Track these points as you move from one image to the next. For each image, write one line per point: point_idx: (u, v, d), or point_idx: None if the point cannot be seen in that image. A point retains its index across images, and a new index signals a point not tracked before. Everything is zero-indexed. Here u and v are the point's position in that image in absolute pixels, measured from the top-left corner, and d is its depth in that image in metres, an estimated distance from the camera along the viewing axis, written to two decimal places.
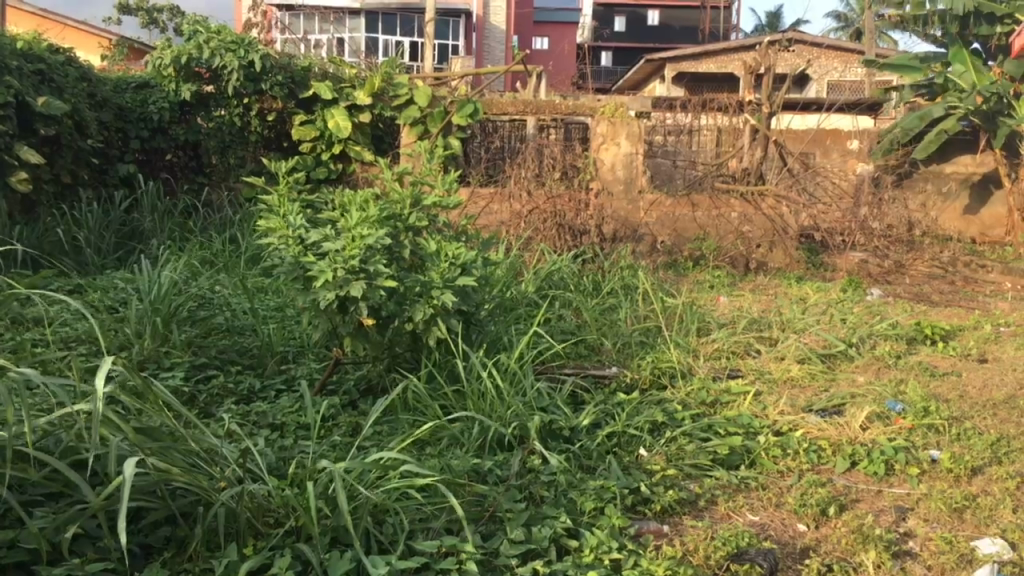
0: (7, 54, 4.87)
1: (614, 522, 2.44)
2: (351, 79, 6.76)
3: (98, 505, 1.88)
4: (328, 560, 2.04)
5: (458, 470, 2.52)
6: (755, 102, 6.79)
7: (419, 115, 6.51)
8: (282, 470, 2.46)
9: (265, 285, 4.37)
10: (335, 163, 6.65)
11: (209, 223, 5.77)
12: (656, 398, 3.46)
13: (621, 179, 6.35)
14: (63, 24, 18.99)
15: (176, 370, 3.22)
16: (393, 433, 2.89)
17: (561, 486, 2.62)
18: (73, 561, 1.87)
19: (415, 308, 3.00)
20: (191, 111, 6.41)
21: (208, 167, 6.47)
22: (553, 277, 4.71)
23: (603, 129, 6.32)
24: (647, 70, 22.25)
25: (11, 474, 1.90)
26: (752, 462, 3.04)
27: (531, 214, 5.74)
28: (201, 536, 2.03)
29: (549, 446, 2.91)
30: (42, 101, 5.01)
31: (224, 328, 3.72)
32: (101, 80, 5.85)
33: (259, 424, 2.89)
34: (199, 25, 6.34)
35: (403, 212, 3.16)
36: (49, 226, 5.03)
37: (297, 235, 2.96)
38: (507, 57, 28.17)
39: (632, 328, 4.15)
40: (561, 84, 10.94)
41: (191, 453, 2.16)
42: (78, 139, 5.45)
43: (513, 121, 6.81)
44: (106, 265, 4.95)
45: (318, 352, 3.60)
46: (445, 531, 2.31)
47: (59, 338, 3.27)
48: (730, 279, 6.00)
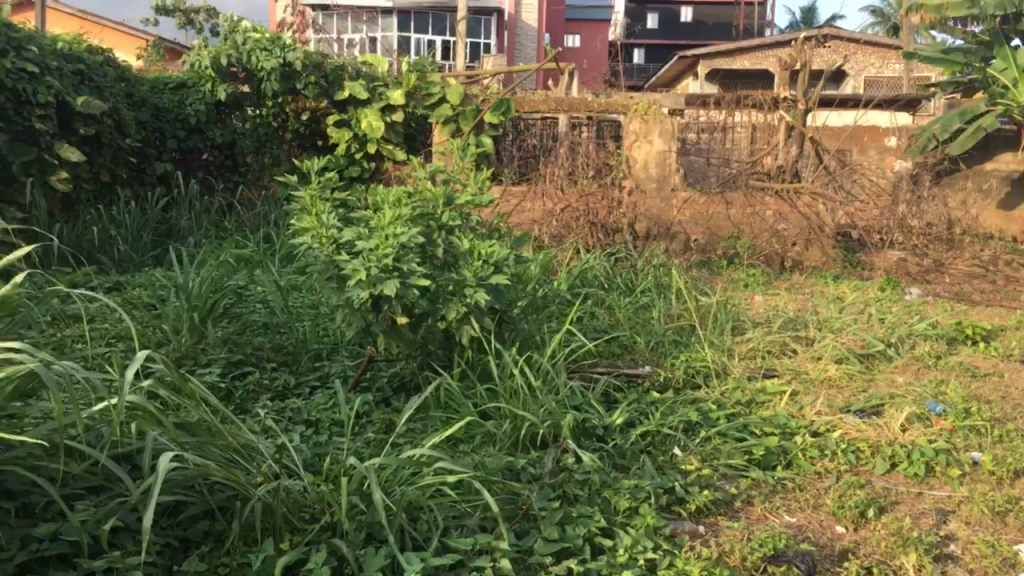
0: (46, 54, 4.96)
1: (649, 522, 2.41)
2: (383, 78, 6.70)
3: (136, 497, 1.91)
4: (363, 556, 2.05)
5: (491, 468, 2.52)
6: (791, 99, 6.64)
7: (451, 114, 6.53)
8: (317, 466, 2.47)
9: (299, 282, 4.41)
10: (369, 161, 6.71)
11: (243, 222, 5.82)
12: (690, 398, 3.41)
13: (654, 177, 6.33)
14: (101, 26, 19.40)
15: (212, 367, 3.25)
16: (426, 430, 2.88)
17: (595, 486, 2.59)
18: (113, 554, 1.90)
19: (448, 307, 3.02)
20: (227, 111, 6.46)
21: (242, 166, 6.53)
22: (585, 275, 4.75)
23: (635, 126, 6.29)
24: (679, 68, 22.14)
25: (53, 468, 1.95)
26: (788, 463, 3.00)
27: (563, 211, 5.79)
28: (238, 530, 2.05)
29: (582, 444, 2.90)
30: (82, 100, 5.08)
31: (260, 326, 3.75)
32: (139, 80, 5.93)
33: (294, 421, 2.91)
34: (234, 25, 6.43)
35: (436, 212, 3.14)
36: (87, 224, 5.11)
37: (330, 233, 3.02)
38: (539, 56, 28.28)
39: (666, 327, 4.11)
40: (593, 84, 10.91)
41: (228, 449, 2.19)
42: (117, 138, 5.52)
43: (544, 119, 6.73)
44: (144, 263, 5.04)
45: (351, 349, 3.62)
46: (478, 528, 2.29)
47: (99, 334, 3.33)
48: (765, 277, 5.95)
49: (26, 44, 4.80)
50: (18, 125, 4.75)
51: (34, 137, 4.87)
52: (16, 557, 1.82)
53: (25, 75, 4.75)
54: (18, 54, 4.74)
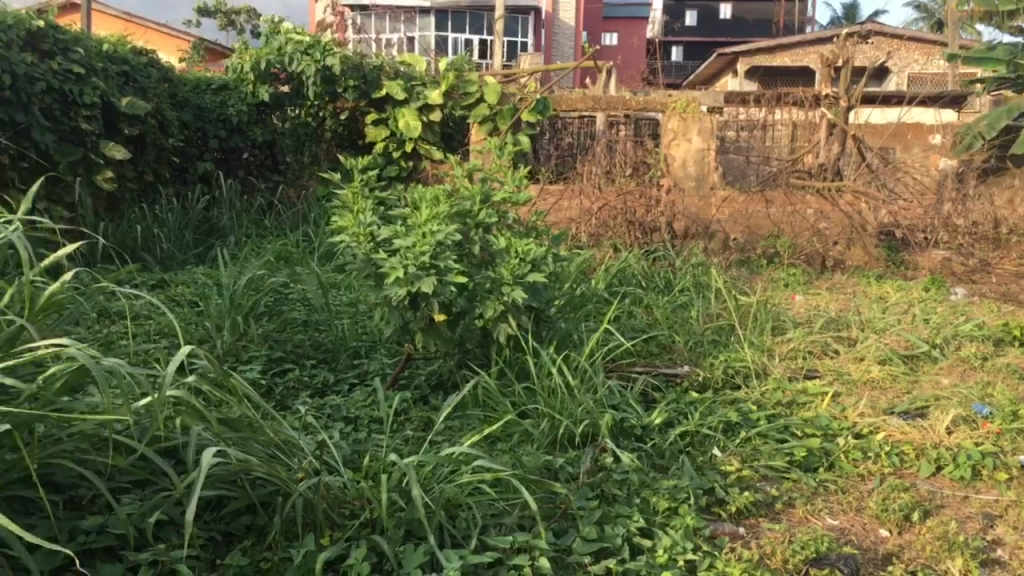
0: (92, 56, 5.06)
1: (688, 523, 2.39)
2: (421, 77, 6.75)
3: (179, 491, 1.94)
4: (402, 553, 2.06)
5: (529, 467, 2.52)
6: (833, 96, 6.56)
7: (488, 113, 6.58)
8: (356, 463, 2.49)
9: (338, 281, 4.45)
10: (406, 161, 6.75)
11: (283, 220, 5.89)
12: (729, 399, 3.38)
13: (693, 176, 6.30)
14: (144, 28, 19.73)
15: (253, 364, 3.29)
16: (463, 428, 2.89)
17: (634, 486, 2.58)
18: (158, 547, 1.93)
19: (485, 305, 3.02)
20: (268, 112, 6.54)
21: (282, 165, 6.59)
22: (623, 274, 4.73)
23: (673, 125, 6.26)
24: (717, 64, 22.00)
25: (100, 462, 1.99)
26: (830, 465, 2.95)
27: (600, 210, 5.78)
28: (279, 526, 2.07)
29: (620, 444, 2.89)
30: (127, 101, 5.17)
31: (300, 323, 3.79)
32: (182, 81, 6.01)
33: (334, 418, 2.94)
34: (275, 26, 6.52)
35: (473, 209, 3.17)
36: (132, 223, 5.20)
37: (369, 231, 3.04)
38: (576, 54, 28.23)
39: (705, 327, 4.08)
40: (631, 82, 10.88)
41: (270, 445, 2.22)
42: (161, 138, 5.61)
43: (582, 118, 6.70)
44: (187, 261, 5.12)
45: (389, 347, 3.64)
46: (517, 527, 2.29)
47: (143, 331, 3.39)
48: (805, 276, 5.88)
49: (73, 46, 4.90)
50: (65, 125, 4.85)
51: (81, 137, 4.96)
52: (64, 549, 1.86)
53: (72, 76, 4.85)
54: (65, 56, 4.84)
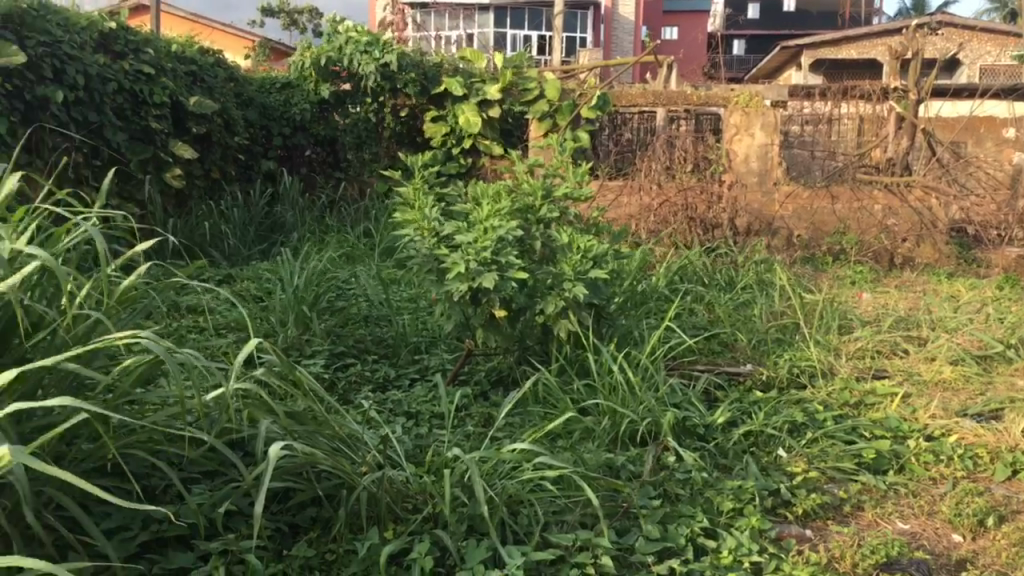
0: (161, 56, 5.19)
1: (753, 524, 2.36)
2: (480, 74, 6.78)
3: (247, 483, 1.98)
4: (465, 548, 2.07)
5: (591, 464, 2.51)
6: (902, 89, 6.36)
7: (547, 109, 6.55)
8: (418, 458, 2.51)
9: (398, 277, 4.48)
10: (465, 157, 6.77)
11: (345, 217, 5.95)
12: (795, 398, 3.32)
13: (756, 171, 6.19)
14: (211, 29, 20.22)
15: (317, 358, 3.34)
16: (524, 425, 2.89)
17: (697, 486, 2.54)
18: (228, 537, 1.98)
19: (546, 301, 3.02)
20: (329, 109, 6.63)
21: (344, 162, 6.67)
22: (684, 272, 4.69)
23: (736, 119, 6.17)
24: (782, 57, 21.64)
25: (172, 452, 2.05)
26: (900, 468, 2.89)
27: (661, 206, 5.71)
28: (344, 518, 2.10)
29: (683, 443, 2.85)
30: (195, 101, 5.29)
31: (361, 318, 3.84)
32: (247, 80, 6.12)
33: (395, 412, 2.97)
34: (337, 26, 6.62)
35: (535, 205, 3.18)
36: (199, 219, 5.33)
37: (432, 226, 3.07)
38: (636, 49, 28.05)
39: (768, 325, 4.00)
40: (693, 76, 10.76)
41: (335, 438, 2.25)
42: (227, 136, 5.72)
43: (641, 112, 6.58)
44: (253, 257, 5.27)
45: (449, 343, 3.67)
46: (579, 525, 2.28)
47: (211, 325, 3.47)
48: (873, 274, 5.75)
49: (143, 47, 5.04)
50: (135, 124, 4.98)
51: (151, 137, 5.09)
52: (138, 537, 1.92)
53: (142, 76, 4.99)
54: (136, 57, 4.98)
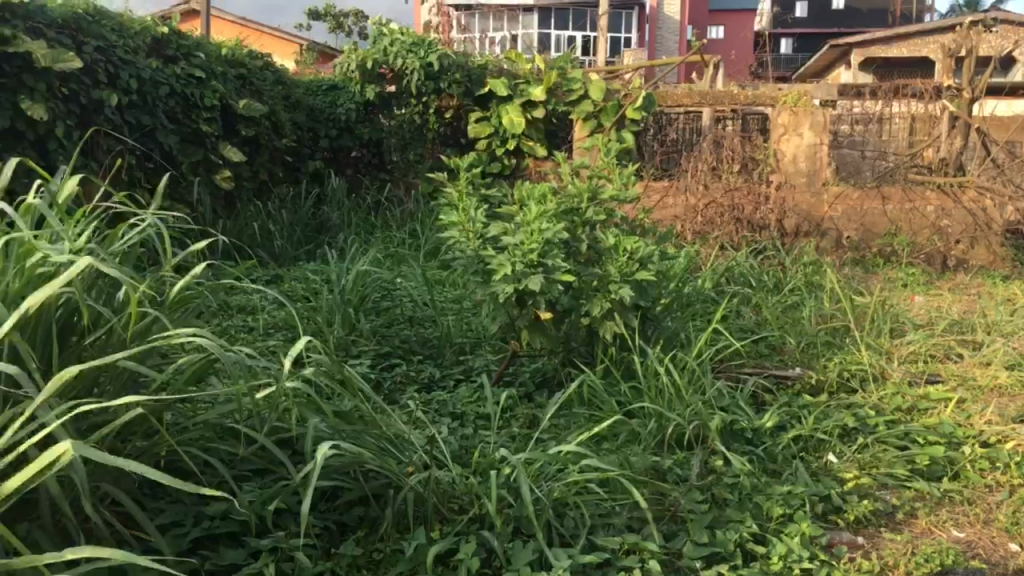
0: (212, 60, 5.28)
1: (805, 530, 2.33)
2: (525, 75, 6.79)
3: (297, 482, 2.00)
4: (511, 549, 2.07)
5: (638, 467, 2.49)
6: (955, 87, 6.11)
7: (592, 109, 6.54)
8: (465, 458, 2.51)
9: (443, 278, 4.50)
10: (510, 158, 6.77)
11: (390, 218, 5.99)
12: (845, 403, 3.26)
13: (804, 171, 6.11)
14: (260, 33, 20.55)
15: (363, 358, 3.37)
16: (569, 426, 2.88)
17: (745, 490, 2.51)
18: (278, 535, 2.01)
19: (592, 304, 3.01)
20: (375, 111, 6.68)
21: (389, 164, 6.71)
22: (732, 274, 4.65)
23: (784, 119, 6.09)
24: (831, 55, 21.30)
25: (224, 450, 2.08)
26: (955, 476, 2.83)
27: (707, 207, 5.65)
28: (391, 518, 2.12)
29: (731, 447, 2.82)
30: (244, 103, 5.37)
31: (406, 319, 3.87)
32: (295, 83, 6.20)
33: (441, 412, 2.98)
34: (382, 28, 6.67)
35: (580, 207, 3.17)
36: (247, 220, 5.41)
37: (477, 228, 3.09)
38: (681, 49, 27.86)
39: (817, 328, 3.94)
40: (740, 74, 10.66)
41: (382, 438, 2.27)
42: (274, 138, 5.80)
43: (687, 113, 6.55)
44: (298, 257, 5.25)
45: (494, 344, 3.67)
46: (625, 528, 2.27)
47: (260, 325, 3.52)
48: (925, 276, 5.62)
49: (194, 51, 5.15)
50: (186, 127, 5.07)
51: (201, 139, 5.18)
52: (190, 533, 1.95)
53: (193, 80, 5.08)
54: (187, 61, 5.09)
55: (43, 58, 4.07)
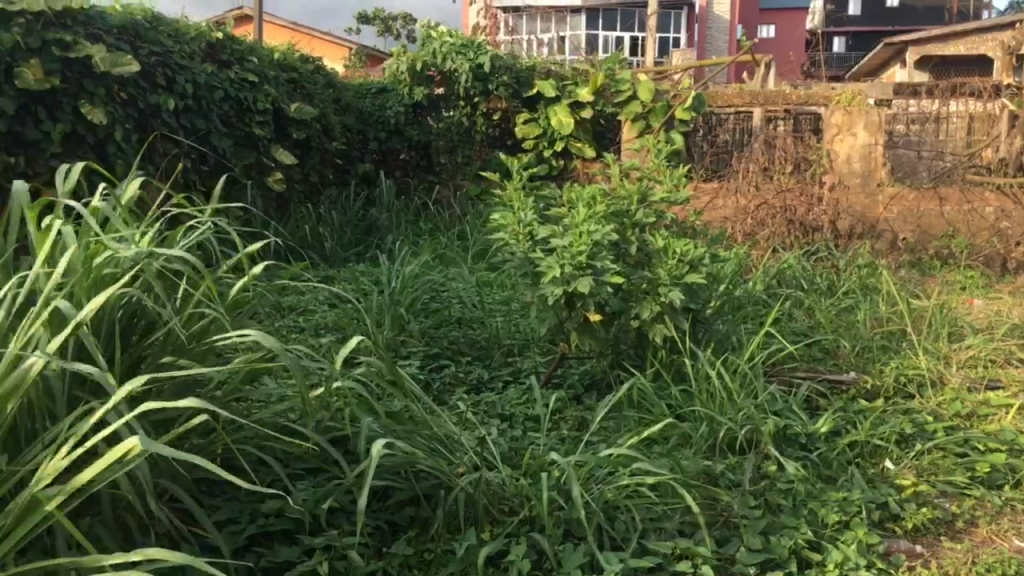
0: (264, 65, 5.37)
1: (862, 538, 2.28)
2: (573, 77, 6.84)
3: (350, 481, 2.02)
4: (562, 552, 2.06)
5: (689, 471, 2.47)
6: (1014, 88, 6.03)
7: (641, 110, 6.52)
8: (515, 460, 2.51)
9: (492, 279, 4.51)
10: (558, 160, 6.77)
11: (438, 220, 6.01)
12: (902, 408, 3.19)
13: (859, 172, 5.99)
14: (311, 37, 20.82)
15: (413, 359, 3.40)
16: (619, 429, 2.86)
17: (800, 496, 2.47)
18: (331, 533, 2.03)
19: (641, 306, 2.99)
20: (423, 113, 6.72)
21: (437, 166, 6.74)
22: (784, 276, 4.58)
23: (838, 119, 5.98)
24: (887, 54, 20.91)
25: (278, 448, 2.11)
26: (1017, 484, 2.76)
27: (758, 209, 5.56)
28: (442, 518, 2.12)
29: (785, 452, 2.77)
30: (295, 107, 5.45)
31: (454, 320, 3.89)
32: (345, 87, 6.27)
33: (490, 414, 2.98)
34: (431, 31, 6.70)
35: (630, 209, 3.16)
36: (299, 222, 5.49)
37: (527, 230, 3.10)
38: (731, 48, 27.59)
39: (873, 332, 3.86)
40: (791, 75, 10.53)
41: (433, 439, 2.28)
42: (325, 141, 5.87)
43: (738, 113, 6.44)
44: (349, 258, 5.33)
45: (542, 346, 3.67)
46: (677, 532, 2.25)
47: (311, 325, 3.56)
48: (984, 279, 5.48)
49: (248, 55, 5.23)
50: (240, 131, 5.16)
51: (254, 142, 5.26)
52: (246, 531, 1.99)
53: (246, 84, 5.16)
54: (241, 66, 5.18)
55: (102, 63, 4.18)
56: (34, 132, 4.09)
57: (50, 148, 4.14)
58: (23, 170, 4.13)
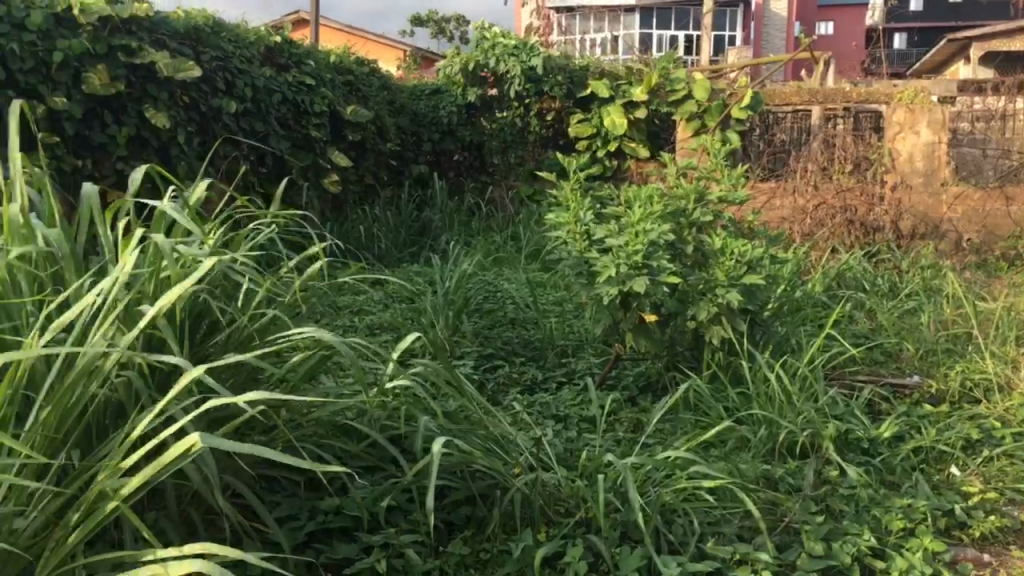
0: (321, 67, 5.44)
1: (927, 546, 2.23)
2: (626, 76, 6.78)
3: (407, 480, 2.03)
4: (619, 555, 2.05)
5: (747, 475, 2.43)
6: None
7: (696, 109, 6.44)
8: (570, 461, 2.50)
9: (545, 280, 4.50)
10: (612, 160, 6.73)
11: (492, 221, 6.02)
12: (968, 413, 3.10)
13: (921, 171, 5.85)
14: (365, 40, 21.09)
15: (467, 359, 3.41)
16: (675, 432, 2.83)
17: (862, 502, 2.42)
18: (388, 531, 2.04)
19: (698, 307, 2.95)
20: (477, 113, 6.74)
21: (490, 166, 6.74)
22: (844, 277, 4.51)
23: (900, 117, 5.85)
24: (950, 50, 20.38)
25: (337, 446, 2.13)
26: None
27: (817, 208, 5.45)
28: (498, 518, 2.12)
29: (846, 457, 2.72)
30: (351, 109, 5.51)
31: (508, 320, 3.90)
32: (399, 88, 6.32)
33: (544, 414, 2.98)
34: (485, 32, 6.73)
35: (687, 208, 3.12)
36: (354, 223, 5.55)
37: (584, 230, 3.09)
38: (788, 46, 27.18)
39: (937, 335, 3.76)
40: (851, 71, 10.35)
41: (489, 439, 2.28)
42: (380, 143, 5.93)
43: (796, 112, 6.33)
44: (404, 258, 5.40)
45: (597, 347, 3.65)
46: (736, 537, 2.22)
47: (366, 325, 3.59)
48: None
49: (305, 59, 5.31)
50: (297, 133, 5.24)
51: (311, 144, 5.34)
52: (305, 527, 2.01)
53: (303, 87, 5.24)
54: (298, 69, 5.25)
55: (165, 68, 4.28)
56: (100, 136, 4.19)
57: (116, 151, 4.24)
58: (90, 173, 4.24)
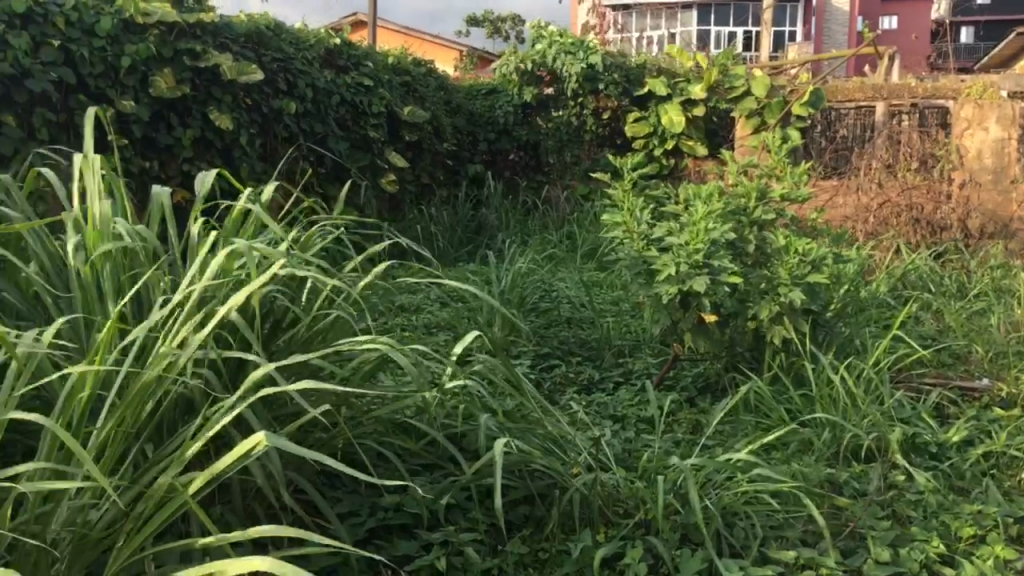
0: (379, 69, 5.50)
1: (999, 553, 2.15)
2: (684, 73, 6.70)
3: (467, 478, 2.03)
4: (679, 557, 2.02)
5: (811, 479, 2.39)
6: None
7: (755, 107, 6.35)
8: (629, 462, 2.48)
9: (602, 279, 4.48)
10: (669, 158, 6.67)
11: (547, 219, 6.01)
12: None
13: (990, 168, 5.69)
14: (422, 41, 21.28)
15: (524, 359, 3.41)
16: (735, 434, 2.79)
17: (931, 507, 2.36)
18: (448, 529, 2.05)
19: (760, 307, 2.91)
20: (533, 113, 6.74)
21: (546, 165, 6.71)
22: (909, 277, 4.40)
23: (968, 113, 5.76)
24: (1020, 43, 19.75)
25: (397, 444, 2.15)
26: None
27: (881, 207, 5.32)
28: (557, 518, 2.12)
29: (913, 462, 2.65)
30: (408, 110, 5.55)
31: (564, 319, 3.89)
32: (456, 88, 6.34)
33: (601, 415, 2.96)
34: (541, 31, 6.74)
35: (748, 207, 3.06)
36: (412, 222, 5.60)
37: (642, 230, 3.06)
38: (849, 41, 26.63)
39: (1008, 336, 3.64)
40: (916, 65, 10.10)
41: (548, 438, 2.28)
42: (437, 143, 5.96)
43: (860, 108, 6.27)
44: (460, 257, 5.42)
45: (654, 347, 3.63)
46: (799, 542, 2.18)
47: (424, 323, 3.61)
48: None
49: (364, 60, 5.36)
50: (356, 133, 5.31)
51: (369, 145, 5.40)
52: (366, 523, 2.04)
53: (362, 88, 5.30)
54: (357, 70, 5.31)
55: (229, 71, 4.38)
56: (166, 138, 4.28)
57: (182, 153, 4.33)
58: (157, 174, 4.33)
